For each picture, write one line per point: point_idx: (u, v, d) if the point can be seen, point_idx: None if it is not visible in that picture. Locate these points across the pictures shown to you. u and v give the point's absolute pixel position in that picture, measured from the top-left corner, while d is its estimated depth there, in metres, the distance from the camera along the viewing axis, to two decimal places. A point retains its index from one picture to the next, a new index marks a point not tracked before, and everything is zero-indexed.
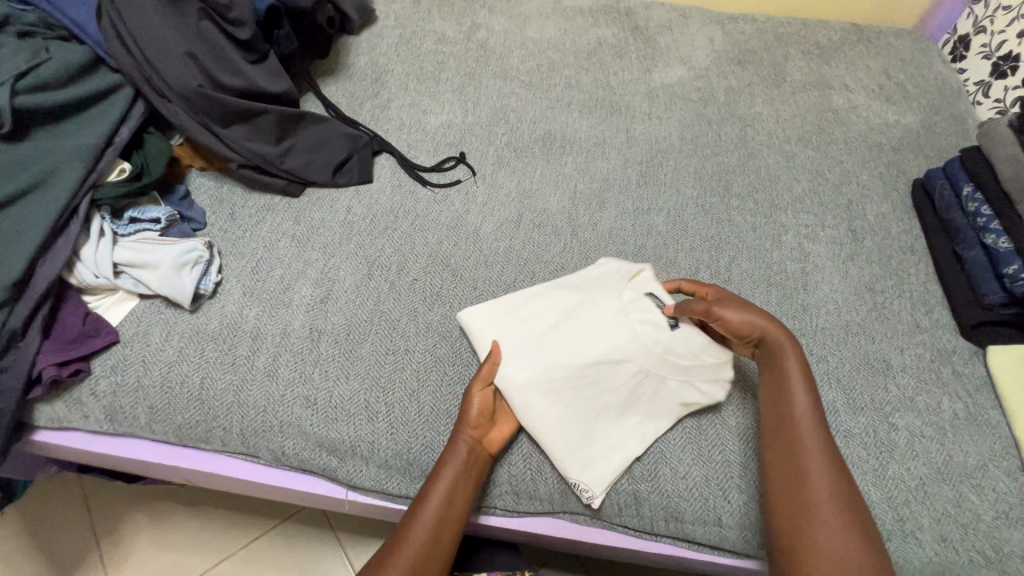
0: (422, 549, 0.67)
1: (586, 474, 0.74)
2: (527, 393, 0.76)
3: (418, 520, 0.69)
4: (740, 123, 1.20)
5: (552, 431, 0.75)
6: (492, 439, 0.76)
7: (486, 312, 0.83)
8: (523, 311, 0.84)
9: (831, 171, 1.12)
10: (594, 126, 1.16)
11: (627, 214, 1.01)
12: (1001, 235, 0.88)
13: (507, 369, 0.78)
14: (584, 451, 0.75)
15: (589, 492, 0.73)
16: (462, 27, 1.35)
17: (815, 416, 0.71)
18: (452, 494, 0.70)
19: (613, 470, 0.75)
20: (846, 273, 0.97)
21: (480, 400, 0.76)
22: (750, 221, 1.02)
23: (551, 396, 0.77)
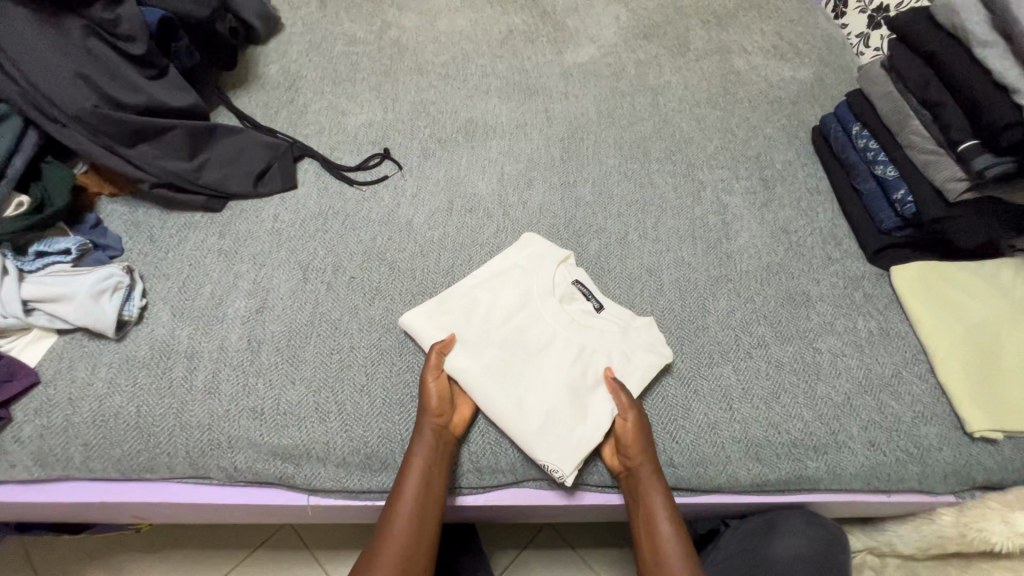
0: (407, 542, 0.68)
1: (557, 455, 0.74)
2: (482, 381, 0.77)
3: (397, 513, 0.69)
4: (652, 93, 1.26)
5: (515, 416, 0.76)
6: (457, 422, 0.77)
7: (431, 308, 0.83)
8: (467, 304, 0.85)
9: (739, 128, 1.20)
10: (513, 110, 1.19)
11: (554, 189, 1.05)
12: (888, 165, 0.97)
13: (460, 361, 0.79)
14: (552, 432, 0.75)
15: (560, 472, 0.74)
16: (372, 28, 1.35)
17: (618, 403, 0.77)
18: (426, 484, 0.71)
19: (582, 447, 0.75)
20: (762, 219, 1.03)
21: (436, 386, 0.76)
22: (670, 181, 1.08)
23: (506, 382, 0.78)
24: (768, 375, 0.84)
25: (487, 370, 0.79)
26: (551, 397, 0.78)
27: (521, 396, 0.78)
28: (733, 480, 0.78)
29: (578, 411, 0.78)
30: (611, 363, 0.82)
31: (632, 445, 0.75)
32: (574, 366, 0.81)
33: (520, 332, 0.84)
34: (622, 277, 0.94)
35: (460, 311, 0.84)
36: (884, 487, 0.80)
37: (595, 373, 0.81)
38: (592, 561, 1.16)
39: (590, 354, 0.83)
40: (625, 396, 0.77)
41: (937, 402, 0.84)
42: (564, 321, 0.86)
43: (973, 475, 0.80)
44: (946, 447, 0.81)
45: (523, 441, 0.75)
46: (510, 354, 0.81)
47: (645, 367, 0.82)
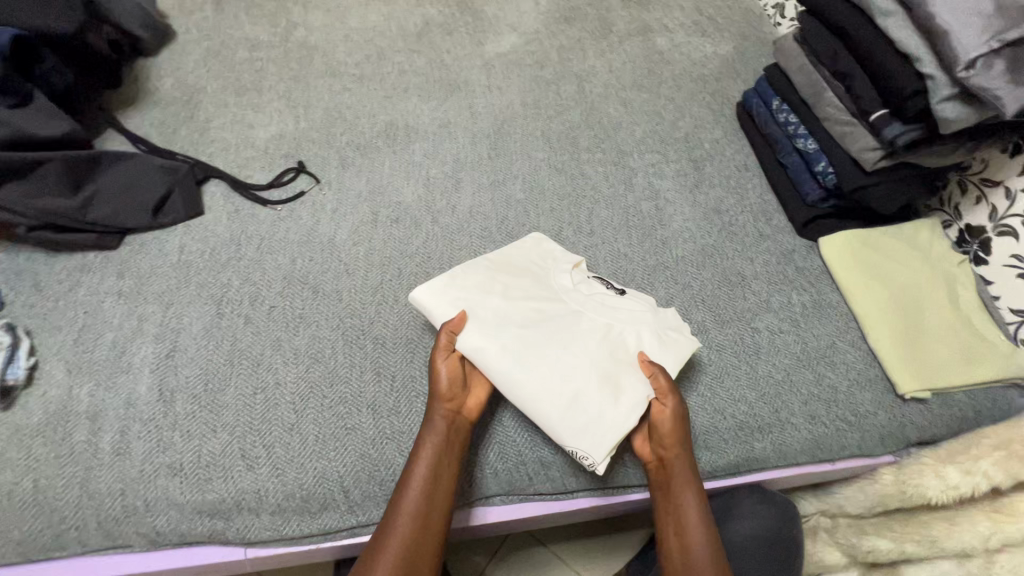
0: (411, 535, 0.66)
1: (586, 442, 0.72)
2: (502, 364, 0.75)
3: (400, 507, 0.67)
4: (577, 79, 1.23)
5: (540, 400, 0.73)
6: (470, 407, 0.75)
7: (443, 286, 0.80)
8: (481, 285, 0.81)
9: (666, 110, 1.18)
10: (435, 108, 1.14)
11: (483, 189, 1.01)
12: (808, 137, 0.98)
13: (476, 342, 0.76)
14: (580, 417, 0.73)
15: (590, 459, 0.71)
16: (277, 30, 1.26)
17: (659, 390, 0.74)
18: (435, 474, 0.69)
19: (612, 434, 0.72)
20: (694, 201, 1.03)
21: (447, 369, 0.74)
22: (601, 171, 1.06)
23: (528, 364, 0.75)
24: (710, 361, 0.84)
25: (510, 354, 0.75)
26: (579, 379, 0.75)
27: (547, 381, 0.74)
28: None
29: (609, 394, 0.75)
30: (642, 344, 0.80)
31: (670, 436, 0.73)
32: (600, 349, 0.78)
33: (539, 315, 0.81)
34: None
35: (476, 289, 0.80)
36: (828, 457, 0.82)
37: (623, 355, 0.79)
38: (564, 555, 1.16)
39: (615, 337, 0.80)
40: (661, 378, 0.75)
41: (870, 368, 0.86)
42: (586, 305, 0.83)
43: (907, 434, 0.84)
44: (881, 411, 0.83)
45: (550, 426, 0.73)
46: (531, 336, 0.78)
47: (676, 350, 0.79)
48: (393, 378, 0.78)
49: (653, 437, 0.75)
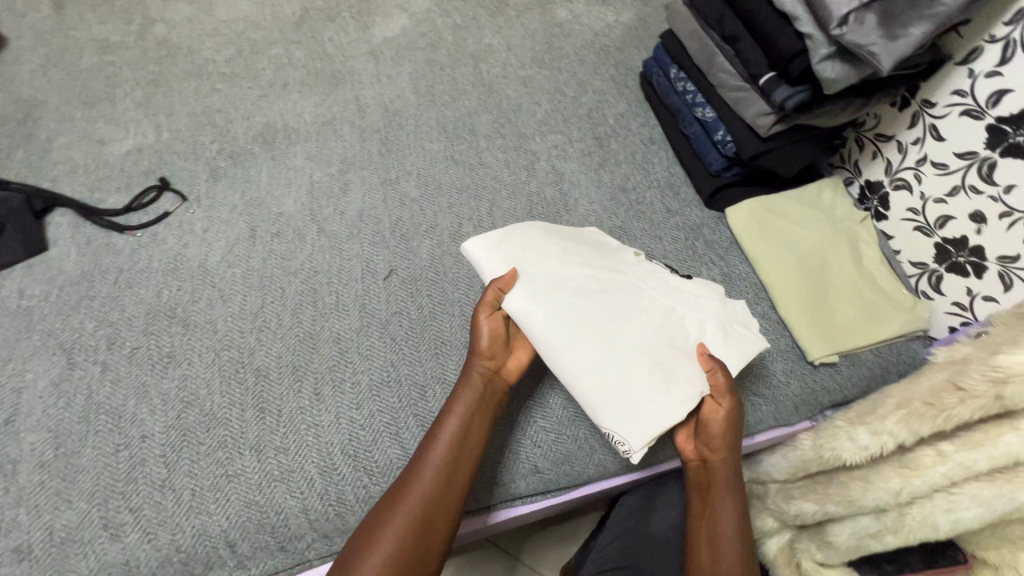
0: (432, 497, 0.64)
1: (626, 427, 0.69)
2: (551, 333, 0.71)
3: (424, 465, 0.65)
4: (473, 60, 1.16)
5: (583, 377, 0.70)
6: (510, 368, 0.74)
7: (497, 240, 0.77)
8: (540, 245, 0.78)
9: (568, 86, 1.13)
10: (318, 104, 1.04)
11: (375, 190, 0.93)
12: (705, 106, 0.95)
13: (524, 303, 0.72)
14: (622, 399, 0.70)
15: (627, 446, 0.69)
16: (130, 28, 1.11)
17: (715, 391, 0.71)
18: (462, 433, 0.68)
19: (655, 424, 0.69)
20: (600, 181, 0.99)
21: (489, 326, 0.72)
22: (501, 158, 1.00)
23: (577, 337, 0.71)
24: None
25: (563, 325, 0.72)
26: (626, 359, 0.72)
27: (593, 359, 0.71)
28: (602, 468, 0.76)
29: (658, 382, 0.71)
30: (703, 334, 0.76)
31: (718, 438, 0.72)
32: (658, 333, 0.75)
33: (600, 284, 0.76)
34: (462, 275, 0.85)
35: (533, 248, 0.77)
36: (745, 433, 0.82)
37: (683, 343, 0.75)
38: (520, 555, 1.12)
39: (677, 323, 0.76)
40: (722, 375, 0.71)
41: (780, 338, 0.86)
42: (650, 285, 0.79)
43: (819, 399, 0.84)
44: (793, 380, 0.83)
45: (590, 405, 0.70)
46: (586, 305, 0.74)
47: (738, 349, 0.75)
48: (279, 413, 0.71)
49: (699, 435, 0.74)
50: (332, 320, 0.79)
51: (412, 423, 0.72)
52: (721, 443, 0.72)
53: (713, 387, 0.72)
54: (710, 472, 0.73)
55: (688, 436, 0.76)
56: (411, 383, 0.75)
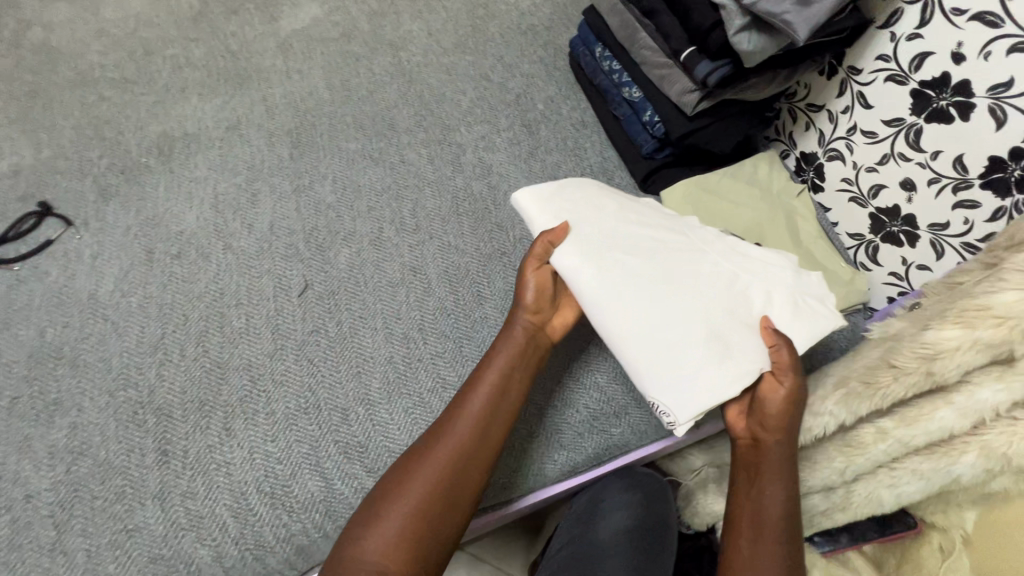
0: (457, 456, 0.62)
1: (672, 398, 0.65)
2: (601, 292, 0.68)
3: (457, 421, 0.64)
4: (391, 49, 1.08)
5: (630, 343, 0.67)
6: (555, 325, 0.74)
7: (546, 197, 0.76)
8: (592, 205, 0.75)
9: (494, 71, 1.07)
10: (221, 107, 0.95)
11: (286, 198, 0.86)
12: (632, 85, 0.91)
13: (569, 261, 0.70)
14: (671, 366, 0.66)
15: (672, 417, 0.66)
16: (3, 34, 1.00)
17: (780, 365, 0.68)
18: (498, 390, 0.67)
19: (704, 398, 0.65)
20: (530, 171, 0.94)
21: (535, 280, 0.72)
22: (424, 154, 0.94)
23: (628, 299, 0.68)
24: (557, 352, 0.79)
25: (612, 285, 0.69)
26: (679, 323, 0.67)
27: (644, 324, 0.67)
28: (542, 476, 0.73)
29: (716, 351, 0.66)
30: (770, 305, 0.71)
31: (775, 418, 0.69)
32: (722, 300, 0.70)
33: (657, 246, 0.72)
34: (385, 284, 0.80)
35: (588, 204, 0.75)
36: None
37: (745, 313, 0.70)
38: None
39: (743, 290, 0.71)
40: (784, 349, 0.68)
41: None
42: (715, 251, 0.74)
43: None
44: None
45: (636, 370, 0.68)
46: (640, 266, 0.70)
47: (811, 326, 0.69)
48: (184, 455, 0.65)
49: (753, 412, 0.71)
50: (242, 345, 0.72)
51: (334, 451, 0.67)
52: (779, 423, 0.69)
53: (778, 361, 0.68)
54: (761, 455, 0.69)
55: (739, 415, 0.72)
56: (331, 407, 0.70)
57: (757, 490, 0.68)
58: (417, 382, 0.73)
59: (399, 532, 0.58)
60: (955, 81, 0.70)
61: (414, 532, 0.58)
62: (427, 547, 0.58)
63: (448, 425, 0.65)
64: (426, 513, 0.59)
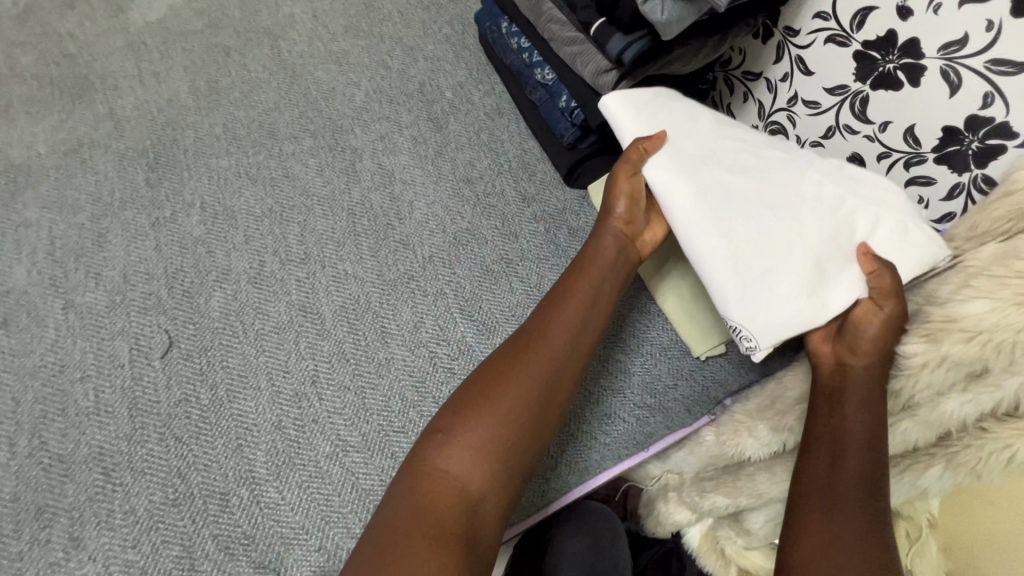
0: (528, 394, 0.59)
1: (756, 320, 0.59)
2: (688, 206, 0.61)
3: (531, 358, 0.60)
4: (269, 38, 0.91)
5: (713, 261, 0.60)
6: (645, 239, 0.68)
7: (641, 99, 0.67)
8: (687, 112, 0.67)
9: (393, 55, 0.91)
10: (56, 127, 0.79)
11: (141, 235, 0.72)
12: (544, 66, 0.79)
13: (659, 169, 0.63)
14: (760, 286, 0.59)
15: (753, 342, 0.59)
16: None
17: (878, 286, 0.57)
18: (575, 319, 0.63)
19: (792, 319, 0.58)
20: (438, 174, 0.81)
21: (628, 188, 0.65)
22: (312, 165, 0.80)
23: (715, 213, 0.60)
24: None
25: (701, 194, 0.61)
26: (771, 238, 0.60)
27: (730, 240, 0.59)
28: None
29: (811, 268, 0.58)
30: (877, 231, 0.59)
31: (868, 345, 0.57)
32: (822, 219, 0.60)
33: (754, 158, 0.64)
34: (268, 331, 0.67)
35: (680, 111, 0.67)
36: (636, 451, 0.71)
37: (848, 238, 0.60)
38: None
39: (848, 210, 0.61)
40: (885, 272, 0.57)
41: (663, 334, 0.74)
42: (821, 163, 0.64)
43: (714, 395, 0.73)
44: (681, 381, 0.72)
45: (714, 292, 0.60)
46: (729, 179, 0.62)
47: (923, 248, 0.56)
48: None
49: (841, 338, 0.59)
50: (90, 431, 0.60)
51: (212, 548, 0.56)
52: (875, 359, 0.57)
53: (874, 283, 0.58)
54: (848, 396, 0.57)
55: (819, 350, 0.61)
56: (207, 494, 0.58)
57: (841, 438, 0.57)
58: (312, 449, 0.62)
59: (478, 445, 0.56)
60: (902, 41, 0.60)
61: (491, 453, 0.56)
62: (503, 468, 0.57)
63: (525, 358, 0.61)
64: (501, 431, 0.57)
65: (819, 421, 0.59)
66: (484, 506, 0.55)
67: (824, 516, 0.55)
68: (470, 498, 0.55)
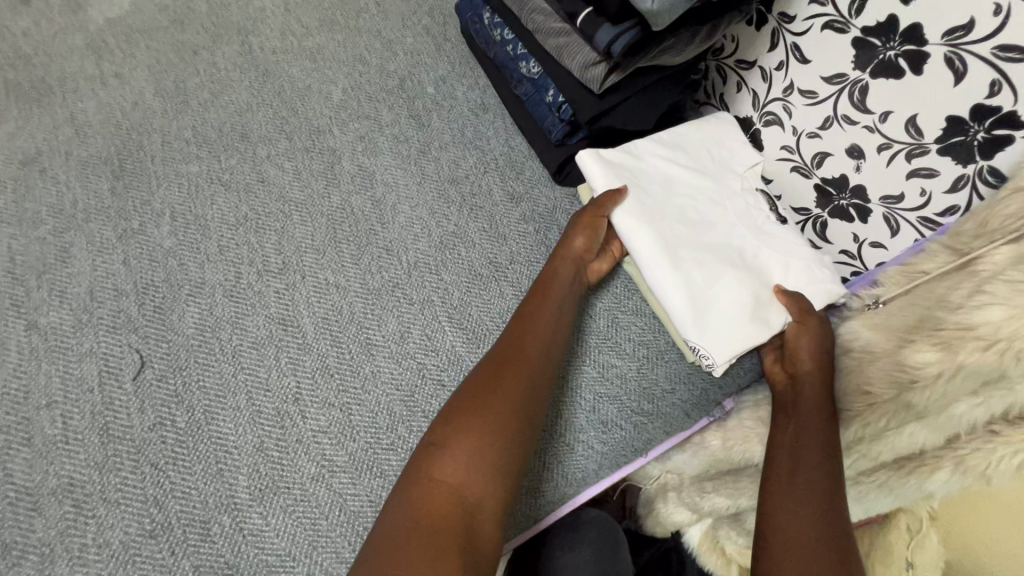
0: (520, 397, 0.58)
1: (712, 340, 0.65)
2: (648, 245, 0.68)
3: (523, 362, 0.61)
4: (238, 33, 0.86)
5: (673, 291, 0.66)
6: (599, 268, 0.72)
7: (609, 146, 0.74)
8: (644, 154, 0.75)
9: (371, 50, 0.87)
10: (12, 134, 0.74)
11: (108, 248, 0.68)
12: (529, 59, 0.76)
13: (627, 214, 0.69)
14: (710, 313, 0.66)
15: (711, 359, 0.65)
16: None
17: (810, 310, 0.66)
18: (553, 332, 0.64)
19: (741, 338, 0.65)
20: (422, 175, 0.78)
21: (585, 228, 0.70)
22: (288, 168, 0.76)
23: (670, 251, 0.68)
24: None
25: (659, 235, 0.69)
26: (721, 271, 0.68)
27: (684, 275, 0.67)
28: None
29: (750, 294, 0.67)
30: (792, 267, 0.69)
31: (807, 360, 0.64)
32: (745, 257, 0.70)
33: (693, 195, 0.73)
34: (246, 347, 0.64)
35: (639, 153, 0.74)
36: (634, 458, 0.69)
37: (768, 273, 0.69)
38: None
39: (769, 245, 0.71)
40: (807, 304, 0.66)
41: (659, 337, 0.71)
42: (745, 205, 0.74)
43: (714, 398, 0.71)
44: (679, 385, 0.70)
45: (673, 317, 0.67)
46: (675, 219, 0.71)
47: (831, 284, 0.68)
48: None
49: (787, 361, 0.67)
50: (59, 461, 0.56)
51: None
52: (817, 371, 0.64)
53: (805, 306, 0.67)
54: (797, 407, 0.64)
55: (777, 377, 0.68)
56: (186, 523, 0.55)
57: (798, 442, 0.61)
58: (296, 471, 0.59)
59: (477, 448, 0.55)
60: (904, 26, 0.58)
61: (489, 455, 0.55)
62: (501, 473, 0.54)
63: (515, 362, 0.61)
64: (494, 442, 0.55)
65: (781, 433, 0.64)
66: (482, 518, 0.52)
67: (789, 507, 0.58)
68: (469, 510, 0.52)
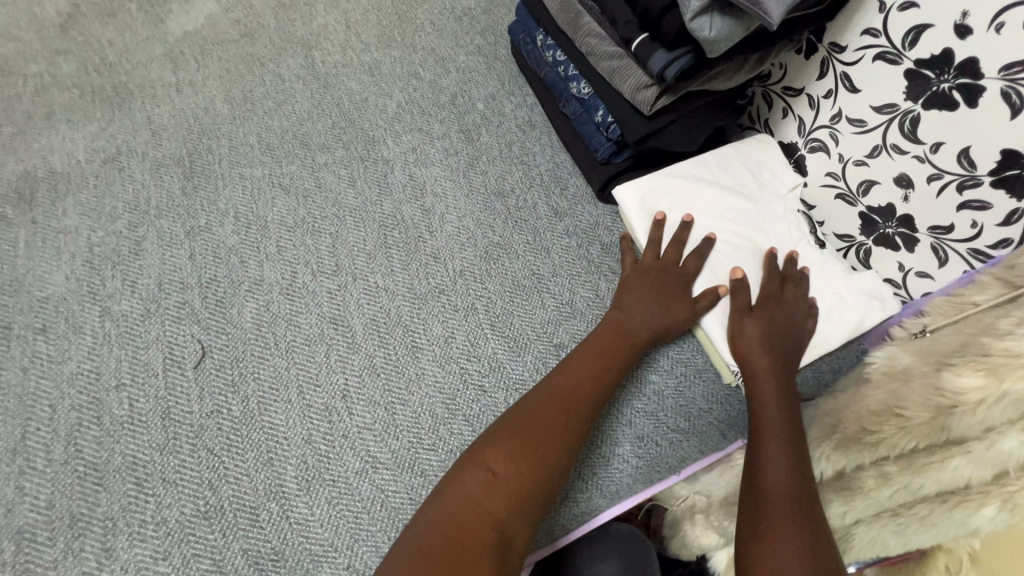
0: (548, 420, 0.59)
1: None
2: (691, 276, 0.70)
3: (555, 390, 0.62)
4: (302, 48, 0.92)
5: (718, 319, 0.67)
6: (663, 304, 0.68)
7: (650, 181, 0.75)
8: (683, 184, 0.75)
9: (425, 67, 0.91)
10: (96, 134, 0.80)
11: (176, 243, 0.72)
12: (580, 79, 0.78)
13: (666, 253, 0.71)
14: None
15: None
16: None
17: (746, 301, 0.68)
18: (592, 367, 0.64)
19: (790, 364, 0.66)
20: (469, 187, 0.81)
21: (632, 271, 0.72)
22: (344, 176, 0.80)
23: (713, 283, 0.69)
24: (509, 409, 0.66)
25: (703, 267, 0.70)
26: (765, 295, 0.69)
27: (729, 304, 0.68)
28: None
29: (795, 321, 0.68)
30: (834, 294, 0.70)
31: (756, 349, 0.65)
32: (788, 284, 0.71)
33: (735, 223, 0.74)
34: (298, 344, 0.67)
35: (677, 183, 0.75)
36: (667, 475, 0.69)
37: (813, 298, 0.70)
38: None
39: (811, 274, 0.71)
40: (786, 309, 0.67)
41: (696, 355, 0.72)
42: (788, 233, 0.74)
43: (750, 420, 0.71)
44: (715, 405, 0.70)
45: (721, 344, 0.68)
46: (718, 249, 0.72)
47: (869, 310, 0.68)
48: None
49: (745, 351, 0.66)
50: (124, 440, 0.60)
51: (241, 563, 0.56)
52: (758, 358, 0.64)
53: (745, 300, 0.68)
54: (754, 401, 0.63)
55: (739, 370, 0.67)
56: (237, 507, 0.58)
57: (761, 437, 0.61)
58: (341, 465, 0.61)
59: (506, 471, 0.55)
60: (959, 60, 0.58)
61: (519, 479, 0.55)
62: (529, 499, 0.54)
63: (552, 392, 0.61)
64: (545, 468, 0.56)
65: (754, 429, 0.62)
66: (516, 543, 0.52)
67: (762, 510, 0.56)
68: (503, 535, 0.51)
